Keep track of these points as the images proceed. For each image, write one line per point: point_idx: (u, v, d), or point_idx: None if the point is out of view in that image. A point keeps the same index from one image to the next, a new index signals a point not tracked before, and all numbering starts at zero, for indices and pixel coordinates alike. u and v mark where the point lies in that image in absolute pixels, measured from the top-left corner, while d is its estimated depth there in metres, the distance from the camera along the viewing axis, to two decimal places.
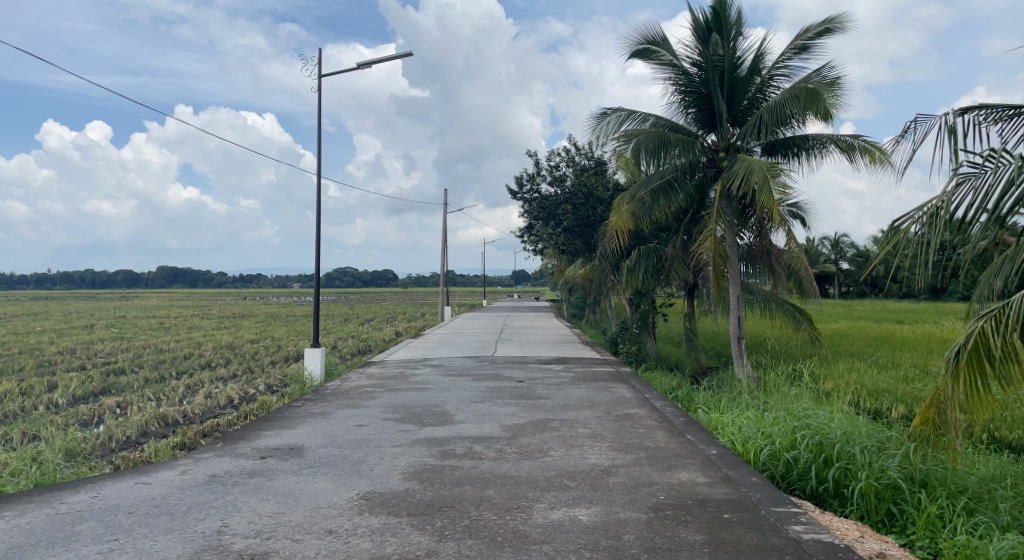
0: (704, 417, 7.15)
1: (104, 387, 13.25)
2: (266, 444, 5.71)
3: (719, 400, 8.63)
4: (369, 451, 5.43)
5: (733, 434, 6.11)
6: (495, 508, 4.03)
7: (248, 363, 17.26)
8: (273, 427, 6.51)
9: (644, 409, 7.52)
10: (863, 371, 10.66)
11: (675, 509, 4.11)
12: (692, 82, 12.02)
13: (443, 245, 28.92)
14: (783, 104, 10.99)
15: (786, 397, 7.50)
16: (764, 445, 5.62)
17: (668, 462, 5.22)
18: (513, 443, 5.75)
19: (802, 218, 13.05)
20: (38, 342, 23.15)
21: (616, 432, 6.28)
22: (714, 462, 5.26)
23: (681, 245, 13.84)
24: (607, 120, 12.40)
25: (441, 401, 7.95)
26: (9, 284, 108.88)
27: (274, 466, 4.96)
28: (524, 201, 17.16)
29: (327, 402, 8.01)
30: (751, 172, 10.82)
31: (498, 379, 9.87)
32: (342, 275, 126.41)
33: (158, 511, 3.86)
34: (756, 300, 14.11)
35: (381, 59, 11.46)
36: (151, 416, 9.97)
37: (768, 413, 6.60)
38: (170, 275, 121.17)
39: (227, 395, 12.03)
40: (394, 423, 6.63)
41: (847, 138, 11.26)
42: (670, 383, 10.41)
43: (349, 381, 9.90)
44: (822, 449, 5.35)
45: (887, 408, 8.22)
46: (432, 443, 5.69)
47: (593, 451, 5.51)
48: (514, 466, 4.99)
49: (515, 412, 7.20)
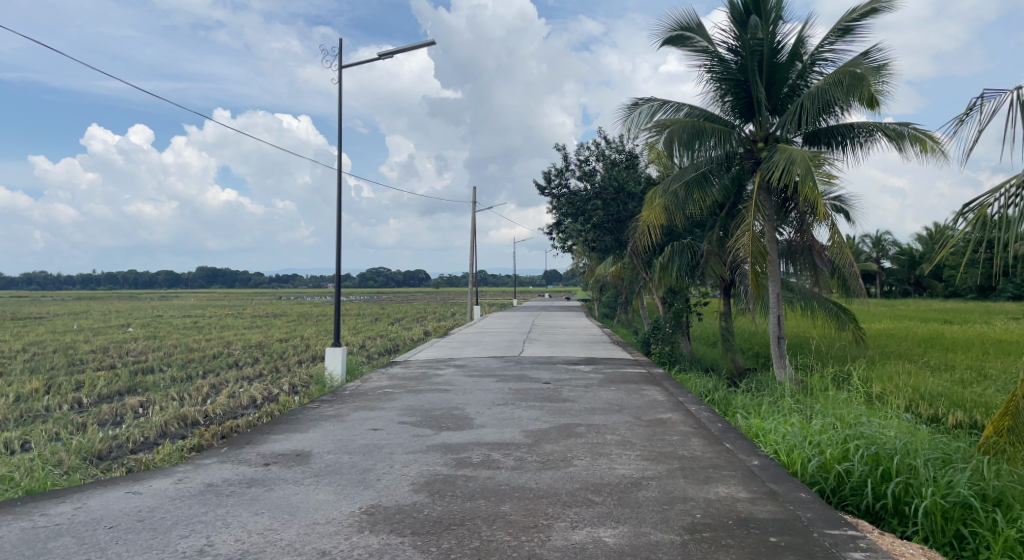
0: (744, 424, 6.61)
1: (129, 387, 13.24)
2: (272, 450, 5.39)
3: (757, 405, 8.09)
4: (379, 459, 5.06)
5: (776, 443, 5.58)
6: (510, 527, 3.60)
7: (274, 362, 17.20)
8: (284, 431, 6.20)
9: (677, 413, 7.02)
10: (916, 374, 9.90)
11: (714, 530, 3.63)
12: (729, 70, 11.43)
13: (472, 246, 28.68)
14: (825, 91, 10.36)
15: (835, 402, 6.91)
16: (812, 455, 5.09)
17: (705, 474, 4.72)
18: (534, 451, 5.31)
19: (846, 212, 12.35)
20: (74, 340, 23.61)
21: (647, 439, 5.79)
22: (758, 475, 4.72)
23: (718, 241, 13.21)
24: (638, 110, 11.92)
25: (461, 404, 7.56)
26: (57, 285, 112.53)
27: (275, 475, 4.61)
28: (552, 196, 16.69)
29: (343, 403, 7.70)
30: (792, 163, 10.22)
31: (523, 380, 9.45)
32: (375, 277, 128.36)
33: (141, 526, 3.54)
34: (797, 299, 13.40)
35: (403, 49, 11.10)
36: (171, 417, 9.84)
37: (815, 419, 6.06)
38: (210, 275, 124.52)
39: (250, 396, 11.87)
40: (410, 427, 6.26)
41: (895, 125, 10.60)
42: (706, 386, 9.85)
43: (368, 382, 9.61)
44: (879, 462, 4.79)
45: (946, 414, 7.55)
46: (447, 450, 5.29)
47: (623, 460, 5.03)
48: (533, 477, 4.56)
49: (539, 416, 6.77)
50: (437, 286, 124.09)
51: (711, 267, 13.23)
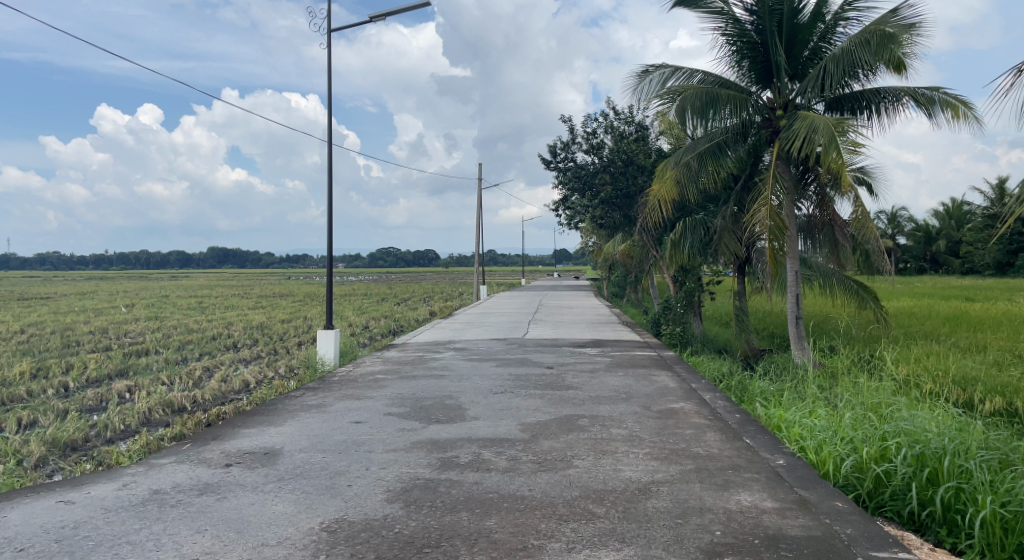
0: (764, 414, 5.97)
1: (120, 370, 12.81)
2: (238, 447, 4.85)
3: (776, 392, 7.49)
4: (356, 458, 4.50)
5: (803, 439, 4.94)
6: (493, 550, 3.02)
7: (272, 344, 16.73)
8: (257, 424, 5.66)
9: (690, 402, 6.42)
10: (948, 357, 9.19)
11: (737, 554, 3.03)
12: (745, 32, 10.62)
13: (479, 225, 28.13)
14: (851, 52, 9.57)
15: (866, 390, 6.24)
16: (844, 453, 4.46)
17: (724, 477, 4.11)
18: (530, 448, 4.73)
19: (870, 184, 11.58)
20: (74, 321, 23.31)
21: (657, 434, 5.18)
22: (784, 479, 4.08)
23: (732, 216, 12.36)
24: (649, 78, 11.21)
25: (456, 392, 7.00)
26: (69, 266, 112.95)
27: (233, 478, 4.07)
28: (558, 171, 15.99)
29: (329, 391, 7.16)
30: (815, 131, 9.48)
31: (524, 364, 8.87)
32: (384, 256, 128.34)
33: (56, 548, 3.01)
34: (814, 276, 12.69)
35: (395, 11, 10.36)
36: (155, 403, 9.37)
37: (846, 410, 5.42)
38: (220, 255, 124.99)
39: (243, 380, 11.41)
40: (396, 420, 5.70)
41: (924, 90, 9.81)
42: (720, 370, 9.21)
43: (361, 366, 9.08)
44: (924, 463, 4.12)
45: (983, 401, 6.89)
46: (432, 448, 4.71)
47: (629, 461, 4.43)
48: (527, 482, 3.98)
49: (538, 406, 6.18)
50: (446, 266, 123.53)
51: (725, 244, 12.33)
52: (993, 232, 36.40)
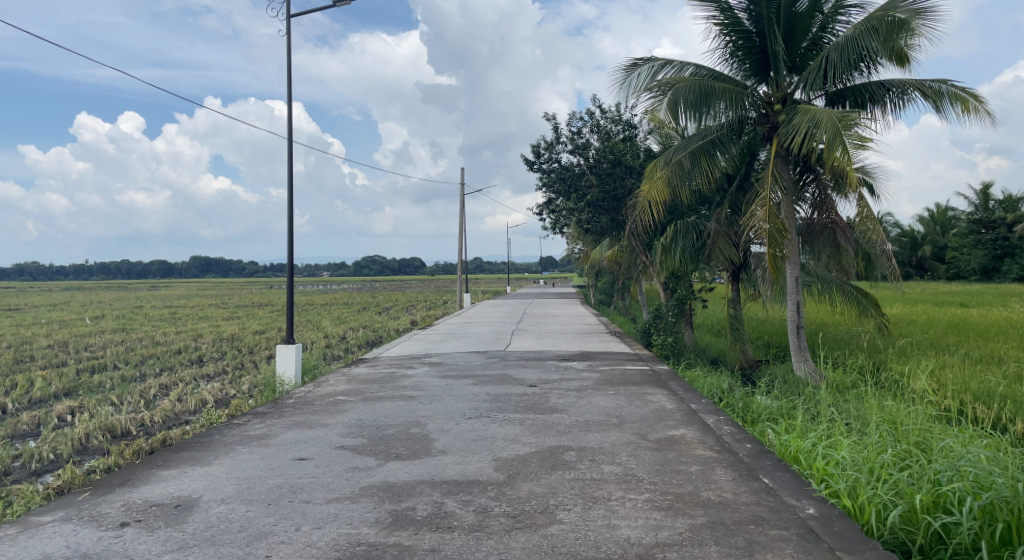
0: (779, 442, 5.13)
1: (67, 390, 11.70)
2: (144, 498, 3.93)
3: (785, 412, 6.71)
4: (287, 512, 3.62)
5: (832, 478, 4.11)
6: None
7: (241, 358, 15.66)
8: (180, 463, 4.74)
9: (692, 428, 5.59)
10: (964, 370, 8.41)
11: None
12: (740, 21, 9.86)
13: (463, 231, 27.31)
14: (856, 40, 8.83)
15: (891, 415, 5.45)
16: (888, 501, 3.63)
17: (745, 536, 3.28)
18: (505, 495, 3.88)
19: (872, 185, 10.89)
20: (33, 334, 22.02)
21: (657, 471, 4.35)
22: (821, 539, 3.24)
23: (726, 219, 11.58)
24: (638, 71, 10.44)
25: (424, 416, 6.13)
26: (46, 276, 110.49)
27: (122, 546, 3.17)
28: (542, 172, 15.18)
29: (279, 417, 6.26)
30: (817, 125, 8.75)
31: (504, 382, 7.99)
32: (369, 265, 127.10)
33: None
34: (813, 282, 11.96)
35: None
36: (94, 429, 8.35)
37: (879, 441, 4.61)
38: (202, 265, 123.03)
39: (199, 400, 10.38)
40: (349, 454, 4.82)
41: (931, 83, 9.10)
42: (719, 387, 8.39)
43: (323, 385, 8.17)
44: (993, 516, 3.30)
45: (1017, 421, 6.13)
46: (386, 497, 3.83)
47: (625, 514, 3.57)
48: (497, 548, 3.11)
49: (516, 435, 5.32)
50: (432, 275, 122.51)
51: (718, 248, 11.58)
52: (978, 237, 36.56)
